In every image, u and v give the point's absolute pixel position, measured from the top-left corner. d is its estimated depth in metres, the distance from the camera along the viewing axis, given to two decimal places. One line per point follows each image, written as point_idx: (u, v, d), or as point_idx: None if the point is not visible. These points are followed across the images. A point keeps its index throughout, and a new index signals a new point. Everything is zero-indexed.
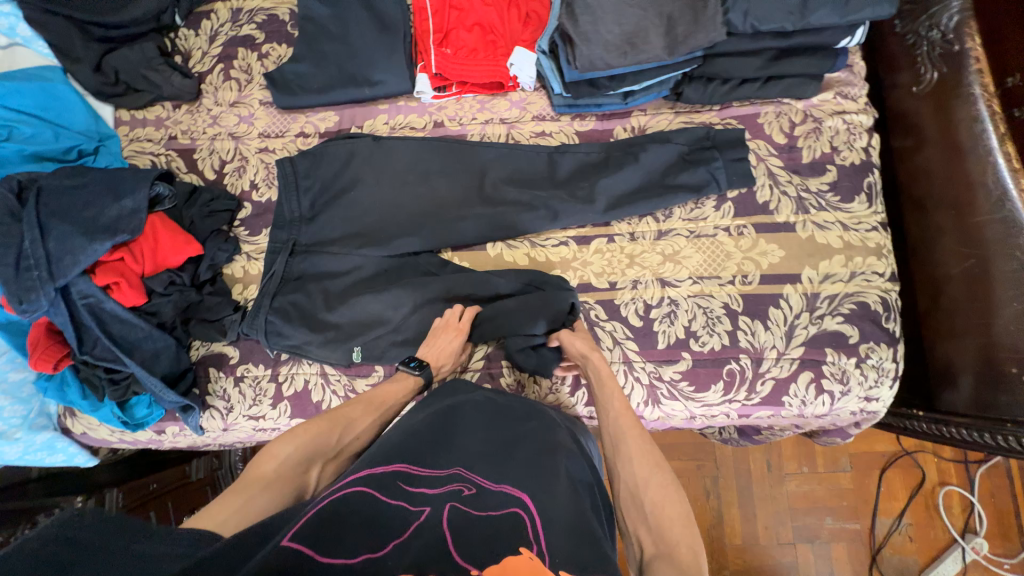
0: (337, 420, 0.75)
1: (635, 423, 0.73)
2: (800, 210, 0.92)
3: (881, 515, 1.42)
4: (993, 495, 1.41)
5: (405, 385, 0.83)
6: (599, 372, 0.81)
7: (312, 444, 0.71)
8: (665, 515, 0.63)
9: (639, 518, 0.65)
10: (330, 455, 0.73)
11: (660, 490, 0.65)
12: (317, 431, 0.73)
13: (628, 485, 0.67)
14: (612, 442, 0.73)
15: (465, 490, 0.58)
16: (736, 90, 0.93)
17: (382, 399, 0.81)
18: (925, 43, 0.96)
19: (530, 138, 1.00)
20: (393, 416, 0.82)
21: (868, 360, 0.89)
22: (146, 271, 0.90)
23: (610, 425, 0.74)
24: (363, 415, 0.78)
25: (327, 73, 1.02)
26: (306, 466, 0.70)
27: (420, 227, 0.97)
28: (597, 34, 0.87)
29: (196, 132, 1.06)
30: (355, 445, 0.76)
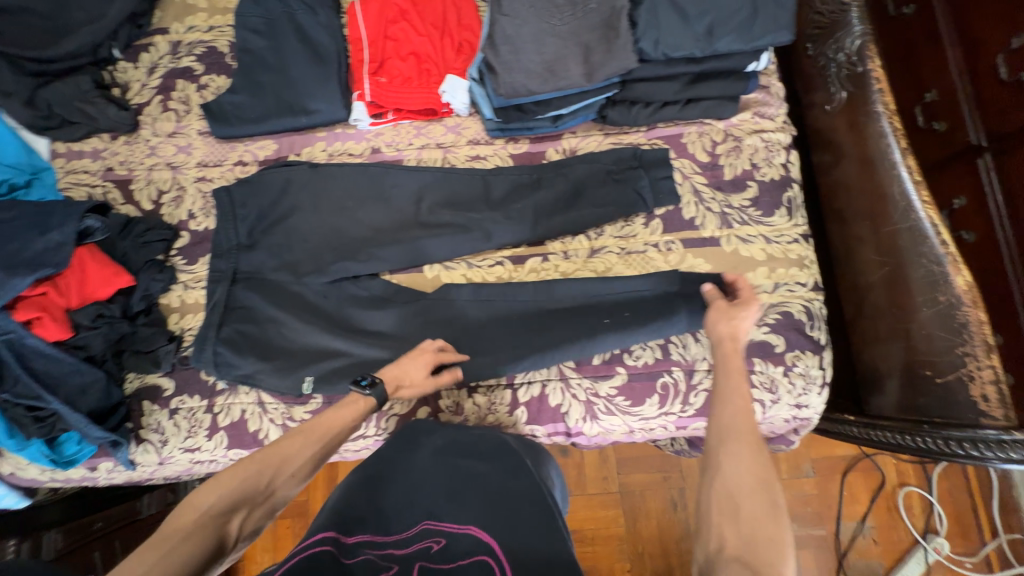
0: (270, 458, 0.65)
1: (750, 429, 0.61)
2: (724, 225, 0.96)
3: (845, 519, 1.40)
4: (951, 493, 1.41)
5: (353, 410, 0.75)
6: (726, 359, 0.70)
7: (236, 490, 0.61)
8: (762, 533, 0.52)
9: (728, 518, 0.54)
10: (259, 502, 0.63)
11: (764, 505, 0.54)
12: (245, 476, 0.62)
13: (725, 483, 0.57)
14: (718, 434, 0.61)
15: (433, 545, 0.61)
16: (658, 112, 0.97)
17: (325, 430, 0.71)
18: (833, 64, 1.02)
19: (465, 161, 1.03)
20: (334, 450, 0.72)
21: (795, 368, 0.91)
22: (72, 304, 0.89)
23: (724, 420, 0.62)
24: (301, 449, 0.68)
25: (263, 103, 1.04)
26: (228, 516, 0.60)
27: (357, 250, 0.98)
28: (518, 63, 0.91)
29: (133, 162, 1.07)
30: (287, 490, 0.66)
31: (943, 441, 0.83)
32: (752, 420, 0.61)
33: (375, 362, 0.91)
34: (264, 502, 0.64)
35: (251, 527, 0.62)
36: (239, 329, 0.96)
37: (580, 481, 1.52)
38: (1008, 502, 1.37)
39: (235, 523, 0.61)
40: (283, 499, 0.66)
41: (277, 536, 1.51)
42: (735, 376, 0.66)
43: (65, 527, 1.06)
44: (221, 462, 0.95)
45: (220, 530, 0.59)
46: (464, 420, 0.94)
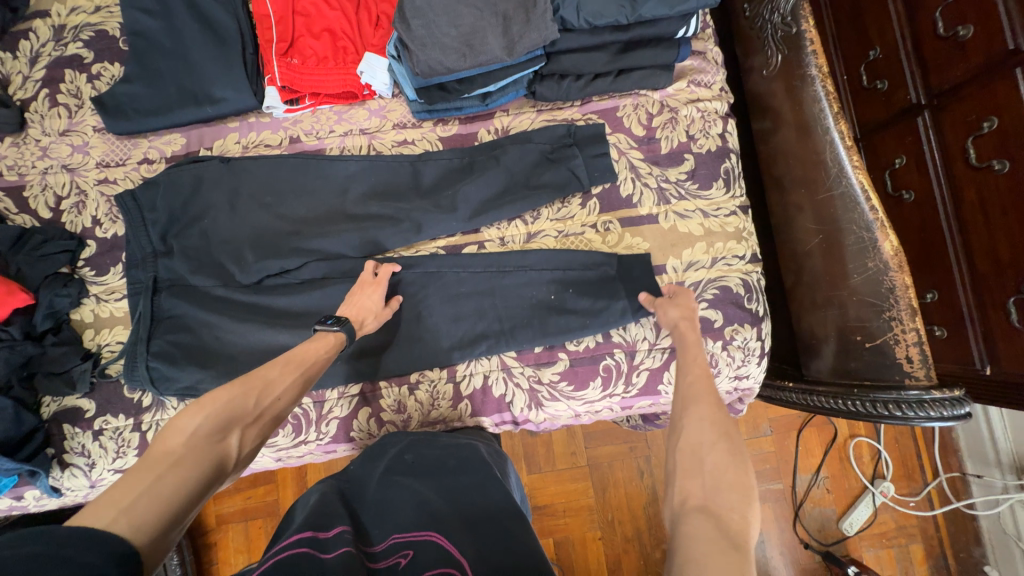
0: (255, 384, 0.63)
1: (710, 393, 0.64)
2: (662, 201, 0.93)
3: (801, 473, 1.45)
4: (897, 441, 1.45)
5: (325, 343, 0.75)
6: (687, 343, 0.75)
7: (226, 409, 0.58)
8: (724, 482, 0.53)
9: (692, 472, 0.55)
10: (253, 420, 0.60)
11: (727, 455, 0.55)
12: (231, 396, 0.60)
13: (688, 440, 0.58)
14: (684, 400, 0.64)
15: (403, 559, 0.59)
16: (590, 85, 0.92)
17: (302, 359, 0.71)
18: (769, 26, 0.98)
19: (392, 148, 0.97)
20: (313, 379, 0.72)
21: (734, 341, 0.91)
22: None
23: (683, 387, 0.66)
24: (282, 375, 0.67)
25: (163, 93, 0.94)
26: (224, 434, 0.56)
27: (279, 250, 0.92)
28: (432, 38, 0.84)
29: (24, 166, 0.97)
30: (278, 413, 0.64)
31: (875, 403, 0.85)
32: (711, 389, 0.64)
33: None
34: (257, 422, 0.60)
35: (248, 446, 0.59)
36: (158, 342, 0.89)
37: (550, 457, 1.54)
38: (948, 443, 1.43)
39: (233, 441, 0.57)
40: (276, 422, 0.64)
41: (250, 537, 1.49)
42: (693, 352, 0.71)
43: None
44: None
45: (220, 446, 0.55)
46: (407, 419, 0.92)
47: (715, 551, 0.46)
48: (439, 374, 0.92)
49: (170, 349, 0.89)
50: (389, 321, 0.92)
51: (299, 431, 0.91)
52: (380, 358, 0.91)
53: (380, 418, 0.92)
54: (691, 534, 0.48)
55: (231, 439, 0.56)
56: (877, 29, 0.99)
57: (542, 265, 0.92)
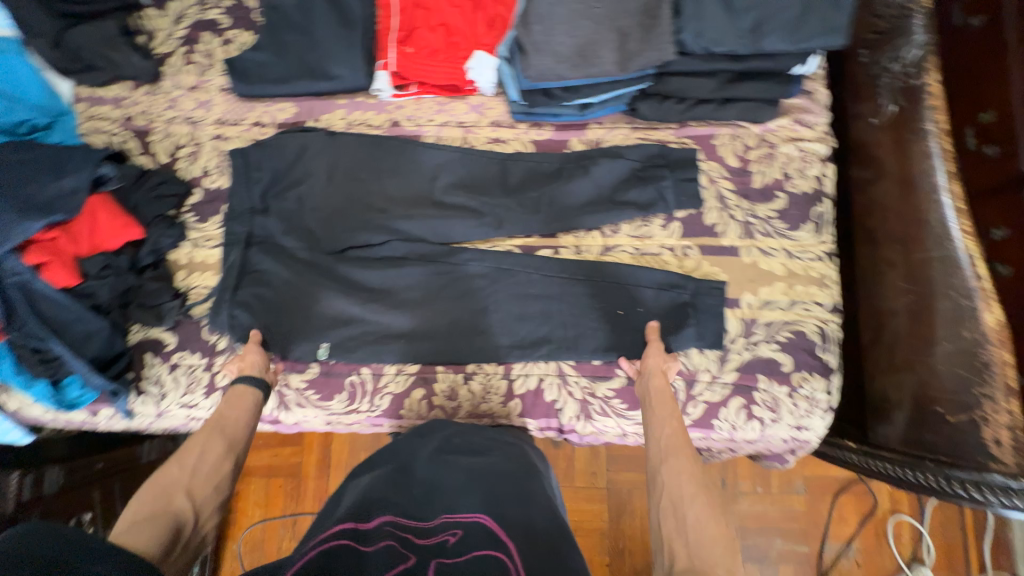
0: (175, 459, 0.71)
1: (688, 444, 0.71)
2: (746, 235, 0.92)
3: (831, 540, 1.37)
4: (943, 527, 1.36)
5: (235, 393, 0.84)
6: (660, 391, 0.80)
7: (160, 486, 0.67)
8: (706, 535, 0.60)
9: (676, 532, 0.61)
10: (190, 482, 0.69)
11: (706, 509, 0.62)
12: (164, 475, 0.69)
13: (670, 493, 0.65)
14: (661, 453, 0.71)
15: (451, 538, 0.62)
16: (691, 110, 0.92)
17: (219, 415, 0.80)
18: (886, 75, 0.96)
19: (485, 144, 1.00)
20: (237, 423, 0.80)
21: (801, 390, 0.88)
22: (81, 252, 0.88)
23: (662, 438, 0.73)
24: (207, 434, 0.76)
25: (286, 64, 1.02)
26: (166, 503, 0.66)
27: (365, 224, 0.96)
28: (549, 44, 0.86)
29: (152, 113, 1.06)
30: (216, 463, 0.73)
31: (952, 478, 0.81)
32: (685, 440, 0.71)
33: (387, 334, 0.94)
34: (197, 481, 0.70)
35: (201, 499, 0.69)
36: (241, 293, 0.95)
37: (569, 472, 1.52)
38: (1001, 541, 1.33)
39: (178, 504, 0.66)
40: (220, 471, 0.73)
41: (270, 493, 1.54)
42: (664, 405, 0.77)
43: (68, 463, 1.11)
44: None
45: (169, 512, 0.65)
46: (457, 408, 0.93)
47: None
48: (495, 369, 0.93)
49: (251, 301, 0.94)
50: (455, 309, 0.94)
51: (353, 399, 0.94)
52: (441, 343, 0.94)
53: (431, 401, 0.94)
54: None
55: (175, 504, 0.66)
56: (971, 100, 0.88)
57: (615, 279, 0.91)
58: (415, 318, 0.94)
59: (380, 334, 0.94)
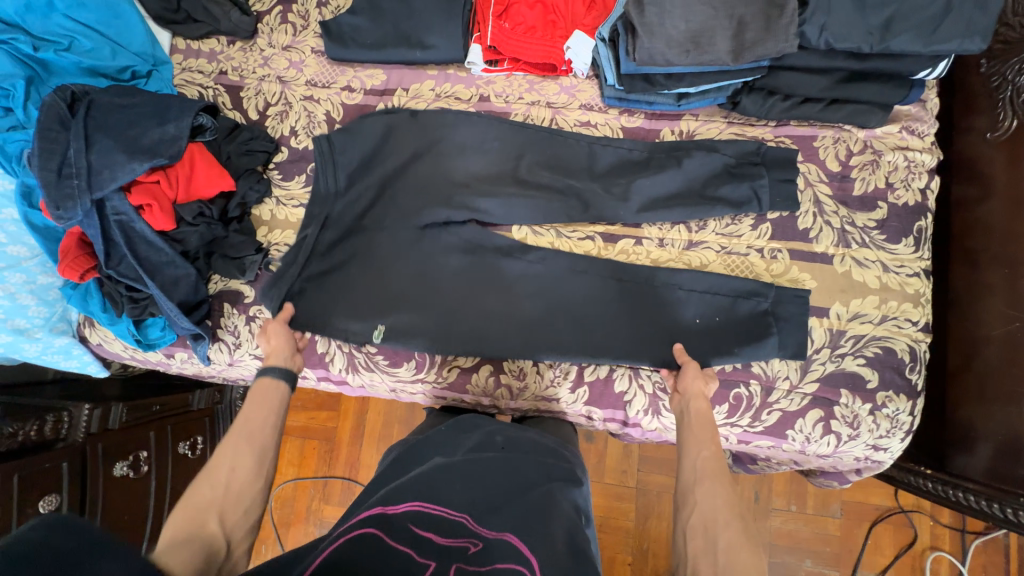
0: (204, 474, 0.64)
1: (725, 469, 0.66)
2: (841, 244, 0.89)
3: (863, 568, 1.33)
4: (985, 570, 1.30)
5: (264, 388, 0.77)
6: (701, 415, 0.75)
7: (188, 510, 0.60)
8: (739, 563, 0.56)
9: (704, 552, 0.59)
10: (222, 502, 0.62)
11: (740, 532, 0.59)
12: (190, 494, 0.62)
13: (701, 515, 0.62)
14: (693, 476, 0.66)
15: (472, 547, 0.56)
16: (797, 108, 0.89)
17: (248, 414, 0.72)
18: (1009, 87, 0.89)
19: (574, 126, 0.98)
20: (269, 424, 0.72)
21: (883, 409, 0.85)
22: (179, 198, 0.90)
23: (696, 461, 0.68)
24: (234, 442, 0.68)
25: (382, 30, 1.01)
26: (198, 529, 0.59)
27: (448, 202, 0.93)
28: (662, 28, 0.84)
29: (245, 70, 1.07)
30: (246, 480, 0.65)
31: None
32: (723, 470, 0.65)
33: (457, 320, 0.92)
34: (228, 501, 0.62)
35: (232, 521, 0.62)
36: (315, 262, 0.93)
37: (598, 468, 1.51)
38: None
39: (211, 530, 0.59)
40: (252, 487, 0.65)
41: (304, 454, 1.58)
42: (701, 429, 0.72)
43: (131, 401, 1.11)
44: None
45: (202, 539, 0.58)
46: (524, 388, 0.93)
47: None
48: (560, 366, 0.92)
49: (326, 277, 0.94)
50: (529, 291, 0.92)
51: (421, 369, 0.95)
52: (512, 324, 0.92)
53: (498, 379, 0.94)
54: None
55: (208, 530, 0.59)
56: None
57: (698, 275, 0.89)
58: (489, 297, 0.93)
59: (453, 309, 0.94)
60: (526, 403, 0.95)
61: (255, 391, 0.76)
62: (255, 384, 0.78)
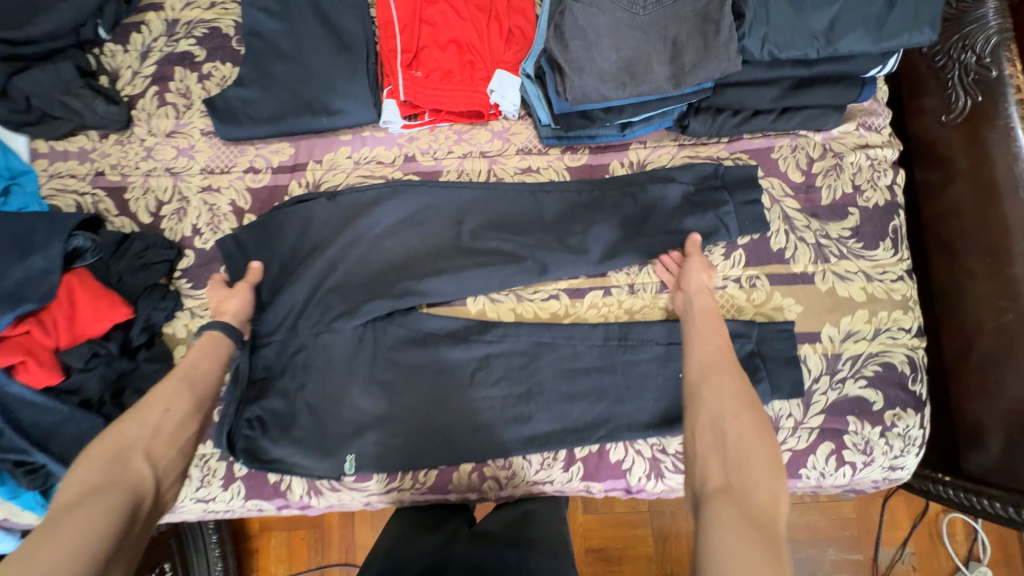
0: (131, 413, 0.63)
1: (732, 364, 0.67)
2: (820, 259, 0.82)
3: (883, 544, 1.16)
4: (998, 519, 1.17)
5: (203, 349, 0.74)
6: (706, 310, 0.75)
7: (110, 448, 0.59)
8: (747, 453, 0.56)
9: (715, 451, 0.58)
10: (149, 441, 0.62)
11: (748, 428, 0.58)
12: (111, 435, 0.61)
13: (708, 412, 0.61)
14: (701, 376, 0.66)
15: None
16: (748, 122, 0.82)
17: (183, 367, 0.71)
18: (957, 67, 0.85)
19: (515, 175, 0.88)
20: (204, 377, 0.71)
21: (894, 428, 0.80)
22: (61, 343, 0.75)
23: (703, 355, 0.68)
24: (165, 391, 0.67)
25: (278, 99, 0.88)
26: (122, 466, 0.58)
27: (390, 288, 0.82)
28: (591, 62, 0.75)
29: (127, 166, 0.92)
30: (179, 423, 0.65)
31: None
32: (733, 360, 0.67)
33: (419, 420, 0.82)
34: (158, 443, 0.62)
35: (162, 461, 0.61)
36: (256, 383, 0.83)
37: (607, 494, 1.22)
38: None
39: (137, 470, 0.59)
40: (184, 432, 0.65)
41: (292, 547, 1.25)
42: (713, 323, 0.73)
43: None
44: (237, 512, 0.86)
45: (128, 478, 0.57)
46: (511, 475, 0.83)
47: (739, 532, 0.48)
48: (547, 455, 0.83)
49: (270, 402, 0.83)
50: (496, 368, 0.82)
51: (395, 477, 0.84)
52: (483, 408, 0.81)
53: (482, 472, 0.83)
54: (717, 517, 0.50)
55: (133, 470, 0.58)
56: None
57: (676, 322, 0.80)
58: (453, 382, 0.82)
59: (414, 405, 0.82)
60: (518, 490, 0.84)
61: (203, 343, 0.75)
62: (201, 337, 0.75)
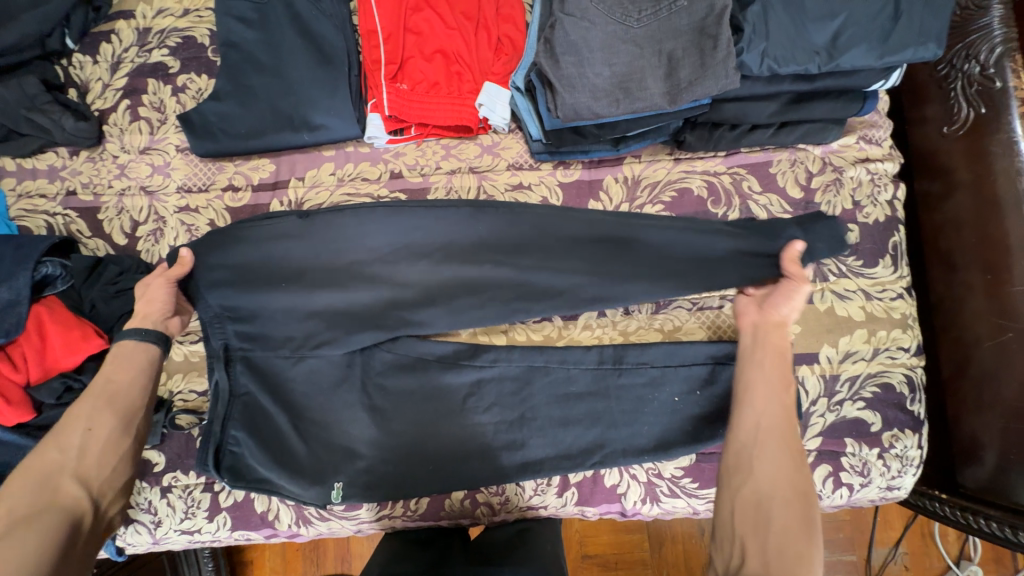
0: (52, 437, 0.62)
1: (790, 436, 0.61)
2: (818, 278, 0.80)
3: (877, 546, 1.14)
4: None
5: (122, 359, 0.69)
6: (777, 354, 0.67)
7: (35, 475, 0.59)
8: (789, 546, 0.53)
9: (754, 529, 0.56)
10: (77, 464, 0.61)
11: (793, 514, 0.56)
12: (35, 463, 0.60)
13: (756, 487, 0.58)
14: (753, 441, 0.61)
15: None
16: (746, 137, 0.79)
17: (104, 382, 0.67)
18: (959, 77, 0.82)
19: (505, 192, 0.84)
20: (129, 389, 0.68)
21: (892, 450, 0.78)
22: (31, 379, 0.73)
23: (759, 419, 0.63)
24: (86, 412, 0.64)
25: (256, 114, 0.84)
26: (50, 494, 0.58)
27: (376, 312, 0.79)
28: (583, 79, 0.72)
29: (99, 185, 0.88)
30: (107, 442, 0.64)
31: None
32: (789, 429, 0.61)
33: (409, 448, 0.79)
34: (86, 465, 0.61)
35: (95, 483, 0.61)
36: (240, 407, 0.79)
37: None
38: None
39: (68, 495, 0.59)
40: (115, 451, 0.64)
41: (286, 558, 1.16)
42: (771, 372, 0.65)
43: None
44: (224, 542, 0.84)
45: (59, 506, 0.58)
46: (505, 501, 0.82)
47: None
48: (540, 480, 0.81)
49: (255, 426, 0.79)
50: (487, 393, 0.80)
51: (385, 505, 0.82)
52: (473, 434, 0.79)
53: (475, 498, 0.82)
54: None
55: (65, 494, 0.59)
56: None
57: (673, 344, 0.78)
58: (443, 407, 0.80)
59: (403, 431, 0.79)
60: (511, 514, 0.83)
61: (116, 353, 0.70)
62: (114, 349, 0.70)
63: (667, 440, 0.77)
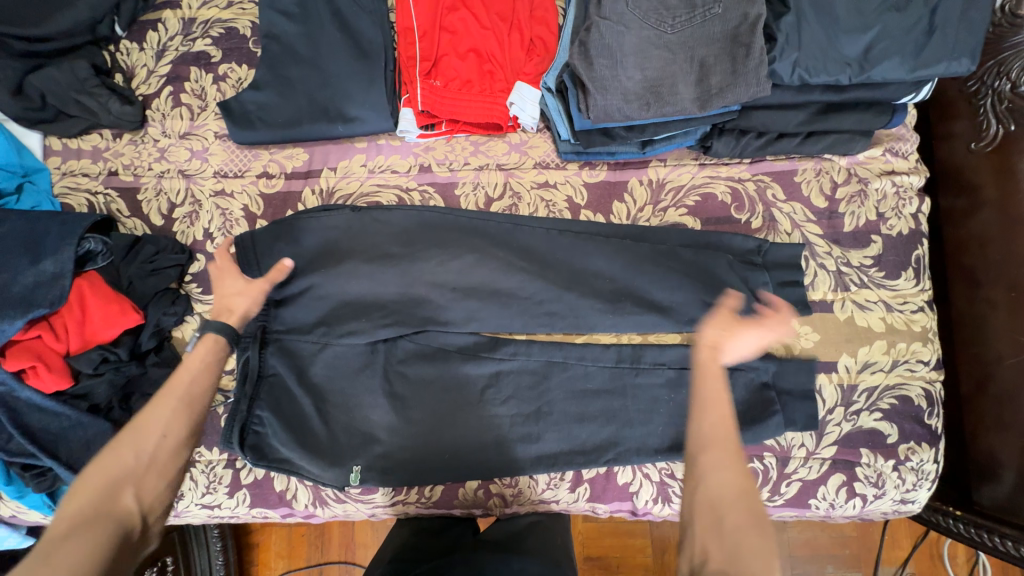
0: (128, 436, 0.56)
1: (731, 434, 0.53)
2: (839, 287, 0.81)
3: (884, 564, 1.13)
4: None
5: (206, 359, 0.65)
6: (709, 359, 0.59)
7: (103, 478, 0.54)
8: (745, 550, 0.46)
9: (712, 532, 0.48)
10: (142, 473, 0.56)
11: (749, 516, 0.48)
12: (104, 463, 0.54)
13: (707, 491, 0.50)
14: (697, 440, 0.53)
15: None
16: (772, 145, 0.80)
17: (184, 380, 0.62)
18: (990, 94, 0.82)
19: (531, 190, 0.86)
20: (206, 394, 0.63)
21: (908, 462, 0.78)
22: (71, 349, 0.75)
23: (698, 418, 0.55)
24: (162, 413, 0.59)
25: (294, 104, 0.87)
26: (110, 503, 0.53)
27: (400, 301, 0.81)
28: (615, 81, 0.74)
29: (140, 167, 0.91)
30: (174, 452, 0.59)
31: None
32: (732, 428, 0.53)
33: (426, 435, 0.81)
34: (153, 473, 0.56)
35: (154, 497, 0.56)
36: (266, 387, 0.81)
37: None
38: None
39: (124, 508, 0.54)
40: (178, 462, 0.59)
41: (293, 542, 1.18)
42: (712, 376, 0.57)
43: None
44: (242, 518, 0.86)
45: (114, 519, 0.52)
46: (517, 493, 0.84)
47: None
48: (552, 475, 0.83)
49: (279, 407, 0.81)
50: (505, 386, 0.81)
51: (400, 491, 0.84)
52: (490, 426, 0.80)
53: (488, 489, 0.84)
54: None
55: (122, 506, 0.53)
56: None
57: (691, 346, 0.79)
58: (462, 397, 0.81)
59: (421, 419, 0.81)
60: (522, 507, 0.84)
61: (202, 350, 0.65)
62: (202, 344, 0.66)
63: (681, 441, 0.78)
